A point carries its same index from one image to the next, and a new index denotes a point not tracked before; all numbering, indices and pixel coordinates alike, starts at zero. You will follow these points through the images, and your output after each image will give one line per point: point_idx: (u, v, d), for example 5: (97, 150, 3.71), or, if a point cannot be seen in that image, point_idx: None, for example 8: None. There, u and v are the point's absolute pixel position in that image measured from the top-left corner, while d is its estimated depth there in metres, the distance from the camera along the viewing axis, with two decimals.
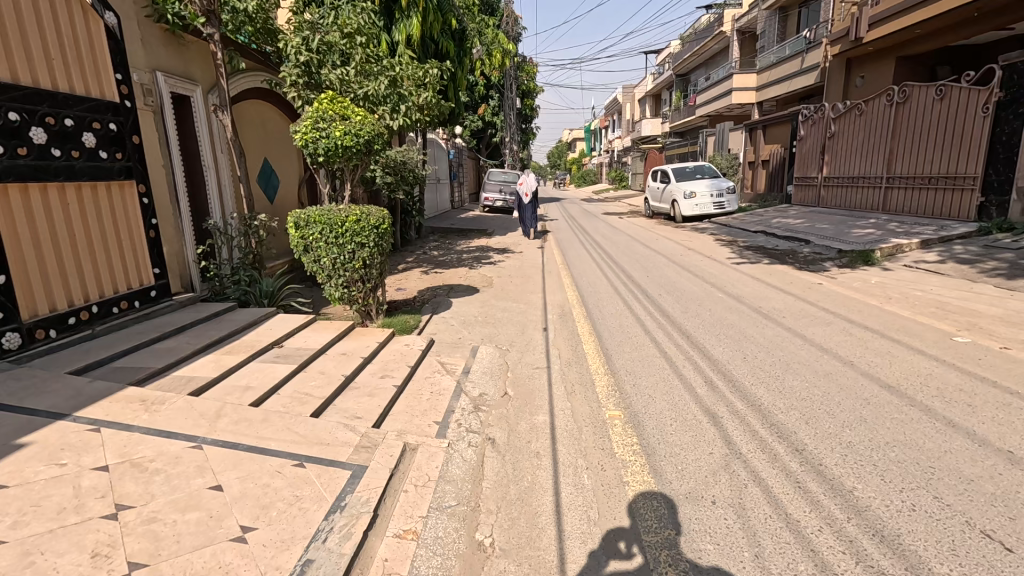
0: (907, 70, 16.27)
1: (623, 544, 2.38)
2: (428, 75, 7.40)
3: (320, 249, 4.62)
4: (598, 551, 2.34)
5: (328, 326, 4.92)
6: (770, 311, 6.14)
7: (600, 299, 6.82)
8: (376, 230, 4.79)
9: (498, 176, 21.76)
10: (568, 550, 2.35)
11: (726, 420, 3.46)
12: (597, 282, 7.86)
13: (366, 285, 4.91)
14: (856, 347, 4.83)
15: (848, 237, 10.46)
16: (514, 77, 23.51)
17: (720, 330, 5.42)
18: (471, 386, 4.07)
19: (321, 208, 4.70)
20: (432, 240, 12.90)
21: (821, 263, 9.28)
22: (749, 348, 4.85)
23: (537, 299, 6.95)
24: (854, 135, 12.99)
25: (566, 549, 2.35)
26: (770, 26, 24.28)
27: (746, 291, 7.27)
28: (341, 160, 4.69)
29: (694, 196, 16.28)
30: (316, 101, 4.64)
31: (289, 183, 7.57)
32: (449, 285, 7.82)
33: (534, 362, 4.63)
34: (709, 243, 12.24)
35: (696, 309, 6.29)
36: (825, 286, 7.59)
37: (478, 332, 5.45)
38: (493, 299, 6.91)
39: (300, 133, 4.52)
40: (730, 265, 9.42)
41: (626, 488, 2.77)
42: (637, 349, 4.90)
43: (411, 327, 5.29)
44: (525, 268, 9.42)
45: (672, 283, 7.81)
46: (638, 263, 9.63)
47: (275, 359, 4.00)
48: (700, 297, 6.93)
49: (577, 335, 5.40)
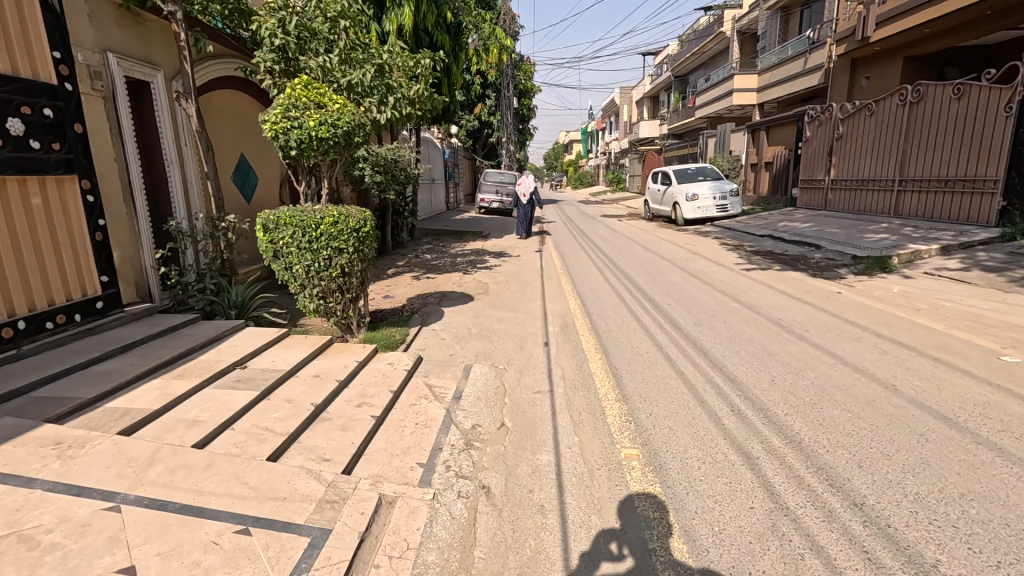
0: (915, 71, 15.86)
1: (615, 545, 2.33)
2: (420, 67, 7.06)
3: (291, 256, 4.05)
4: (591, 551, 2.30)
5: (302, 342, 4.35)
6: (792, 324, 5.61)
7: (604, 309, 6.29)
8: (357, 234, 4.20)
9: (494, 177, 21.23)
10: None
11: (764, 463, 2.93)
12: (600, 290, 7.33)
13: (345, 296, 4.34)
14: (895, 368, 4.29)
15: (861, 242, 9.98)
16: (510, 76, 23.01)
17: (740, 346, 4.89)
18: (463, 416, 3.52)
19: (294, 208, 4.11)
20: (425, 243, 12.35)
21: (836, 270, 8.79)
22: (777, 369, 4.32)
23: (537, 308, 6.40)
24: (864, 136, 12.53)
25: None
26: (773, 27, 23.88)
27: (761, 300, 6.74)
28: (316, 154, 4.11)
29: (697, 198, 15.81)
30: (289, 88, 4.08)
31: (268, 181, 7.00)
32: (442, 292, 7.27)
33: (535, 384, 4.08)
34: (714, 247, 11.74)
35: (709, 321, 5.77)
36: (844, 294, 7.09)
37: (472, 348, 4.90)
38: (488, 308, 6.37)
39: (270, 122, 3.95)
40: (740, 271, 8.91)
41: (645, 535, 2.39)
42: (651, 368, 4.37)
43: (396, 342, 4.73)
44: (522, 273, 8.87)
45: (680, 291, 7.29)
46: (642, 268, 9.09)
47: (233, 385, 3.43)
48: (713, 307, 6.41)
49: (582, 351, 4.86)
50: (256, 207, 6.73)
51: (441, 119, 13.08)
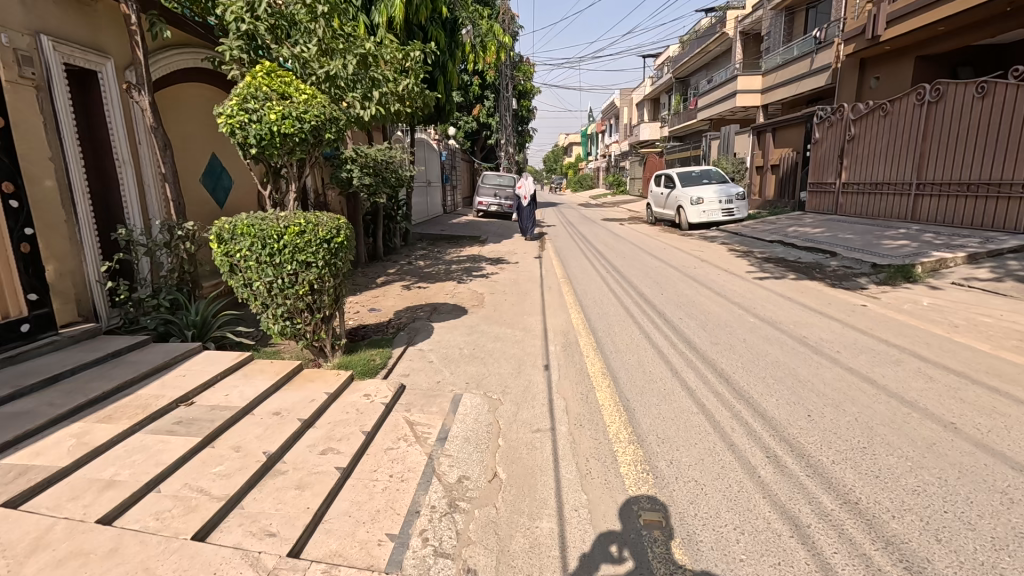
0: (928, 70, 15.33)
1: (615, 548, 2.33)
2: (409, 60, 6.54)
3: (251, 271, 3.48)
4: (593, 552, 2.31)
5: (265, 369, 3.76)
6: (820, 344, 5.04)
7: (610, 325, 5.73)
8: (328, 245, 3.61)
9: (493, 180, 20.68)
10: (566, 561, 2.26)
11: (818, 535, 2.37)
12: (605, 302, 6.77)
13: (316, 316, 3.78)
14: (949, 400, 3.72)
15: (879, 249, 9.45)
16: (509, 77, 22.49)
17: (766, 372, 4.32)
18: (448, 466, 2.96)
19: (254, 215, 3.54)
20: (420, 249, 11.78)
21: (855, 279, 8.24)
22: (814, 402, 3.73)
23: (536, 324, 5.82)
24: (878, 137, 12.00)
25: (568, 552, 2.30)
26: (777, 27, 23.62)
27: (780, 314, 6.19)
28: (279, 153, 3.54)
29: (702, 202, 15.27)
30: (248, 76, 3.52)
31: (243, 183, 6.42)
32: (433, 305, 6.69)
33: (534, 421, 3.52)
34: (723, 253, 11.18)
35: (728, 340, 5.20)
36: (869, 307, 6.54)
37: (463, 373, 4.33)
38: (483, 324, 5.79)
39: (225, 115, 3.38)
40: (753, 281, 8.35)
41: (643, 534, 2.40)
42: (669, 401, 3.79)
43: (375, 368, 4.14)
44: (521, 282, 8.30)
45: (691, 303, 6.73)
46: (648, 276, 8.54)
47: (172, 428, 2.86)
48: (730, 322, 5.85)
49: (587, 377, 4.29)
50: (229, 211, 6.15)
51: (436, 119, 12.48)
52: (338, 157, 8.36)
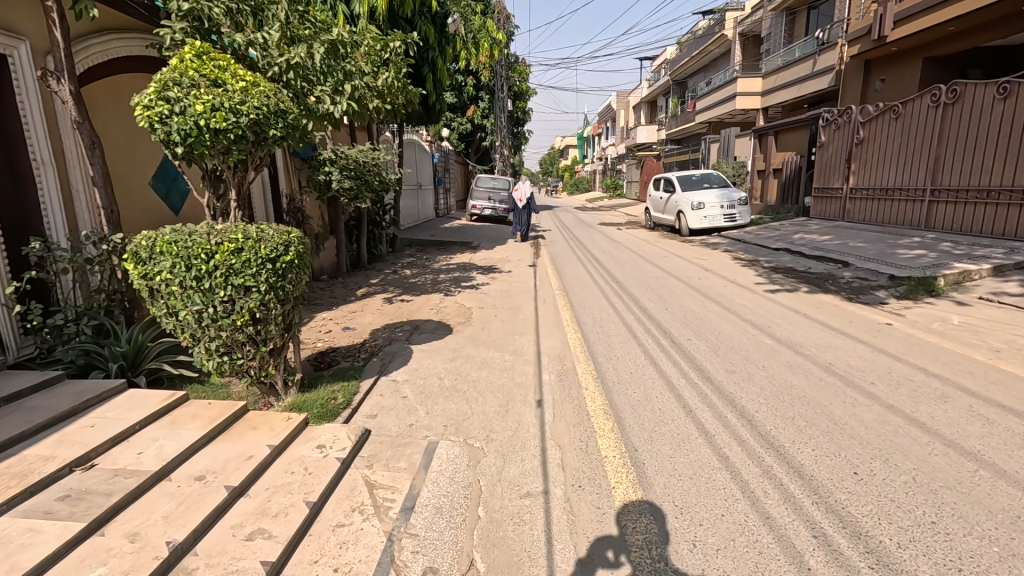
0: (935, 72, 14.85)
1: (611, 553, 2.35)
2: (388, 51, 5.96)
3: (175, 297, 2.83)
4: (586, 561, 2.31)
5: (197, 416, 3.10)
6: (850, 374, 4.43)
7: (611, 348, 5.13)
8: (273, 265, 2.97)
9: (486, 182, 20.13)
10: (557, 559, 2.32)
11: None
12: (605, 319, 6.16)
13: (260, 350, 3.13)
14: (1020, 453, 3.11)
15: (894, 259, 8.90)
16: (505, 77, 21.94)
17: (796, 412, 3.70)
18: (411, 552, 2.33)
19: (181, 228, 2.89)
20: (407, 256, 11.16)
21: (872, 292, 7.67)
22: (860, 455, 3.11)
23: (529, 347, 5.19)
24: (889, 141, 11.47)
25: (555, 552, 2.35)
26: (778, 27, 23.19)
27: (798, 334, 5.59)
28: (211, 153, 2.89)
29: (703, 207, 14.70)
30: (176, 58, 2.87)
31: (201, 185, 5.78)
32: (415, 322, 6.06)
33: (523, 481, 2.89)
34: (727, 262, 10.61)
35: (745, 368, 4.58)
36: (895, 326, 5.95)
37: (441, 412, 3.70)
38: (469, 346, 5.16)
39: (144, 105, 2.73)
40: (763, 294, 7.76)
41: (633, 541, 2.42)
42: (686, 455, 3.16)
43: (335, 409, 3.50)
44: (512, 294, 7.67)
45: (700, 321, 6.11)
46: (650, 289, 7.93)
47: (53, 508, 2.21)
48: (744, 345, 5.25)
49: (587, 417, 3.67)
50: (186, 218, 5.51)
51: (426, 120, 11.88)
52: (316, 158, 7.82)
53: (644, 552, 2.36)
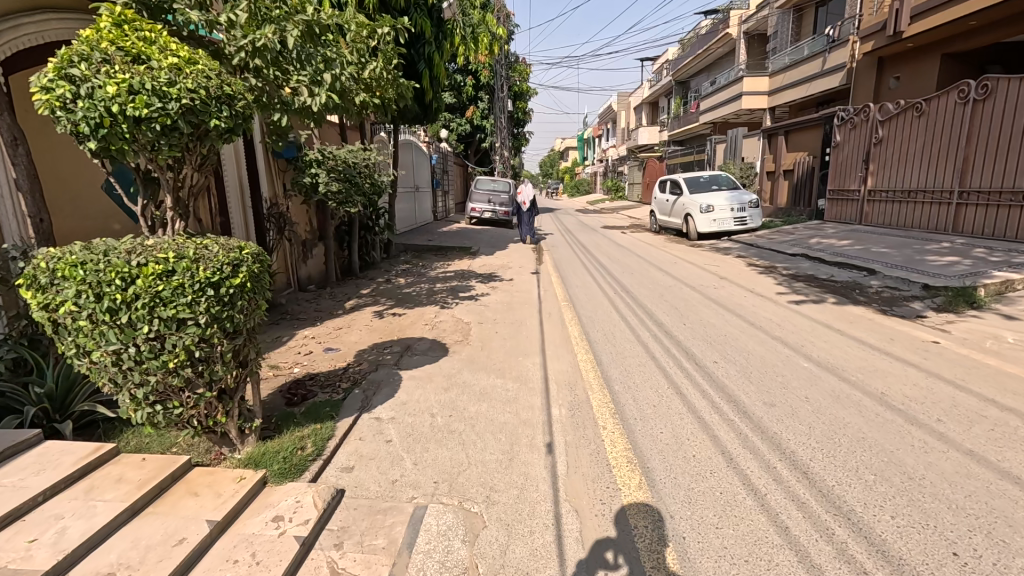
0: (953, 69, 14.24)
1: (610, 554, 2.37)
2: (379, 37, 5.37)
3: (88, 334, 2.21)
4: (587, 562, 2.33)
5: (122, 479, 2.46)
6: (907, 407, 3.80)
7: (628, 374, 4.49)
8: (218, 290, 2.34)
9: (486, 185, 19.51)
10: (566, 550, 2.39)
11: None
12: (618, 337, 5.53)
13: (204, 395, 2.51)
14: None
15: (925, 267, 8.29)
16: (505, 76, 21.33)
17: (860, 463, 3.07)
18: None
19: (94, 246, 2.26)
20: (403, 263, 10.53)
21: (906, 303, 7.05)
22: (955, 527, 2.49)
23: (535, 373, 4.55)
24: (912, 140, 10.88)
25: (565, 548, 2.39)
26: (784, 25, 22.62)
27: (837, 355, 4.97)
28: (134, 147, 2.27)
29: (712, 210, 14.07)
30: (90, 28, 2.23)
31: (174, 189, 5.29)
32: (407, 341, 5.42)
33: (532, 567, 2.28)
34: (742, 269, 9.97)
35: (787, 401, 3.93)
36: (942, 345, 5.32)
37: (432, 461, 3.08)
38: (466, 372, 4.53)
39: (43, 88, 2.09)
40: (787, 305, 7.15)
41: (636, 541, 2.44)
42: (737, 528, 2.52)
43: (302, 463, 2.86)
44: (514, 306, 7.06)
45: (726, 340, 5.46)
46: (664, 300, 7.31)
47: None
48: (779, 369, 4.61)
49: (609, 469, 3.04)
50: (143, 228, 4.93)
51: (423, 119, 11.27)
52: (301, 159, 7.21)
53: (648, 553, 2.37)
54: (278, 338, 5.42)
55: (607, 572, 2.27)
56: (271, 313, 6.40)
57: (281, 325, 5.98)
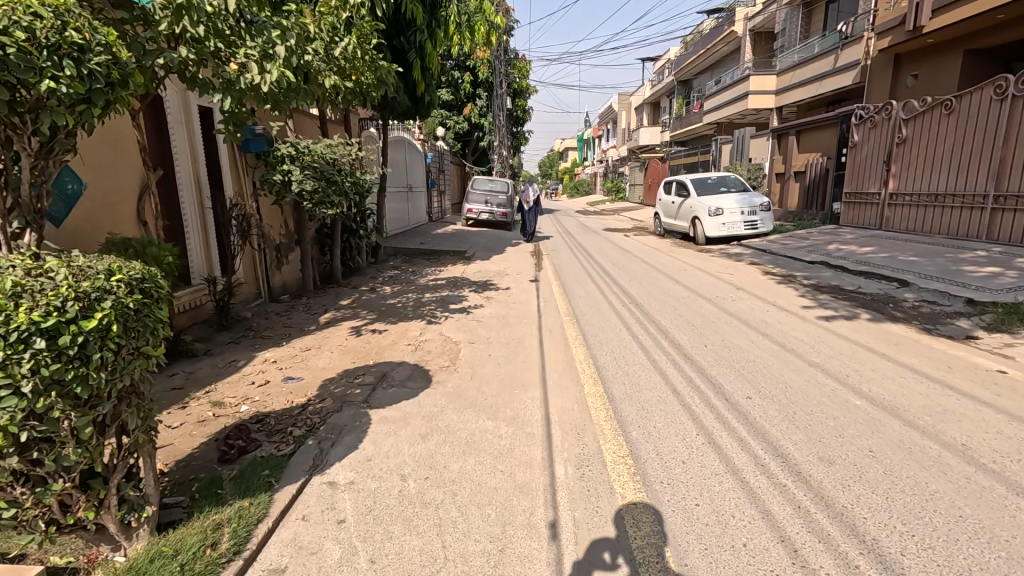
0: (975, 66, 13.50)
1: (608, 556, 2.35)
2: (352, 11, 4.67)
3: None
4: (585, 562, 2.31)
5: None
6: (1002, 469, 3.01)
7: (647, 417, 3.70)
8: (55, 340, 1.57)
9: (483, 185, 18.70)
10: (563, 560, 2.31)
11: None
12: (631, 365, 4.75)
13: (48, 487, 1.74)
14: None
15: (964, 278, 7.53)
16: (504, 72, 20.55)
17: (971, 562, 2.28)
18: None
19: None
20: (391, 268, 9.72)
21: (951, 321, 6.27)
22: None
23: (533, 413, 3.76)
24: (939, 139, 10.16)
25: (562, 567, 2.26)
26: (792, 22, 21.92)
27: (890, 390, 4.18)
28: None
29: (722, 213, 13.31)
30: None
31: (118, 185, 4.55)
32: (383, 366, 4.62)
33: None
34: (758, 277, 9.21)
35: (852, 460, 3.12)
36: (1012, 375, 4.52)
37: (396, 554, 2.29)
38: (450, 411, 3.75)
39: None
40: (815, 321, 6.37)
41: (632, 543, 2.43)
42: None
43: (209, 569, 2.05)
44: (510, 322, 6.25)
45: (758, 370, 4.64)
46: (678, 315, 6.53)
47: None
48: (827, 409, 3.82)
49: (634, 573, 2.25)
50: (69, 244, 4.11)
51: (415, 114, 10.54)
52: (272, 154, 6.41)
53: (645, 553, 2.37)
54: (233, 363, 4.62)
55: (606, 574, 2.25)
56: (233, 329, 5.60)
57: (242, 345, 5.17)
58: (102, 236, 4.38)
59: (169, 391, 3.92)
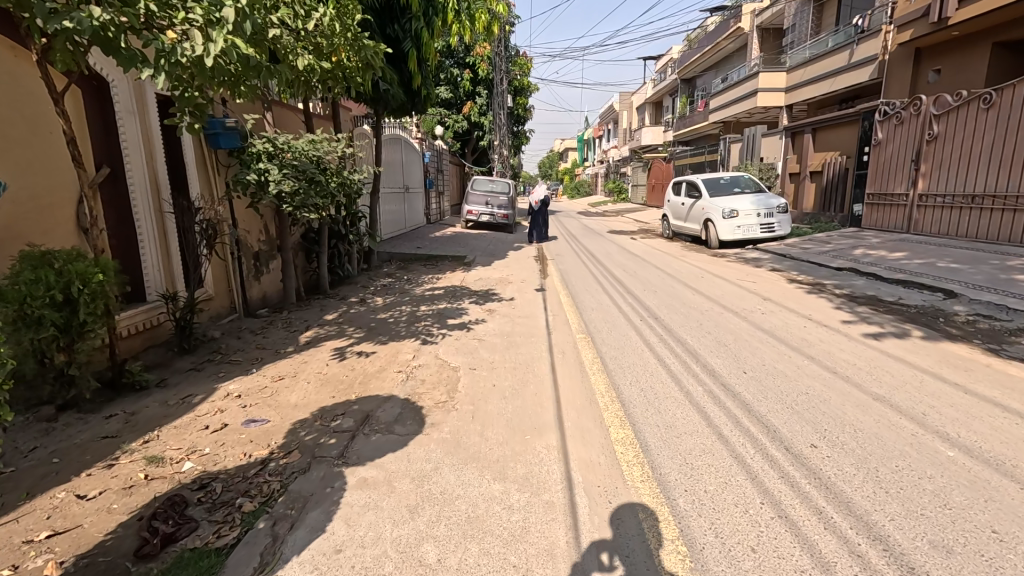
0: (1003, 60, 12.78)
1: (606, 555, 2.34)
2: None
3: None
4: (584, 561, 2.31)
5: None
6: None
7: (694, 478, 2.95)
8: None
9: (483, 185, 17.94)
10: None
11: None
12: (662, 399, 4.00)
13: None
14: None
15: (1016, 288, 6.83)
16: (504, 69, 19.81)
17: None
18: None
19: None
20: (384, 276, 8.96)
21: (1014, 338, 5.56)
22: None
23: (551, 472, 2.99)
24: (975, 137, 9.46)
25: None
26: (803, 18, 21.19)
27: (985, 435, 3.42)
28: None
29: (736, 215, 12.56)
30: None
31: (44, 186, 3.75)
32: (367, 402, 3.87)
33: None
34: (783, 285, 8.48)
35: (980, 553, 2.34)
36: None
37: None
38: (447, 468, 2.99)
39: None
40: (861, 339, 5.62)
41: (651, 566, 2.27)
42: None
43: None
44: (516, 341, 5.49)
45: (818, 408, 3.85)
46: (707, 333, 5.77)
47: None
48: (917, 465, 3.07)
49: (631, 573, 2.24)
50: None
51: (410, 110, 9.76)
52: (246, 150, 5.64)
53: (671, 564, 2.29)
54: (187, 398, 3.86)
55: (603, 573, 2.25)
56: (197, 353, 4.83)
57: (204, 374, 4.41)
58: (20, 247, 3.58)
59: (100, 441, 3.16)
